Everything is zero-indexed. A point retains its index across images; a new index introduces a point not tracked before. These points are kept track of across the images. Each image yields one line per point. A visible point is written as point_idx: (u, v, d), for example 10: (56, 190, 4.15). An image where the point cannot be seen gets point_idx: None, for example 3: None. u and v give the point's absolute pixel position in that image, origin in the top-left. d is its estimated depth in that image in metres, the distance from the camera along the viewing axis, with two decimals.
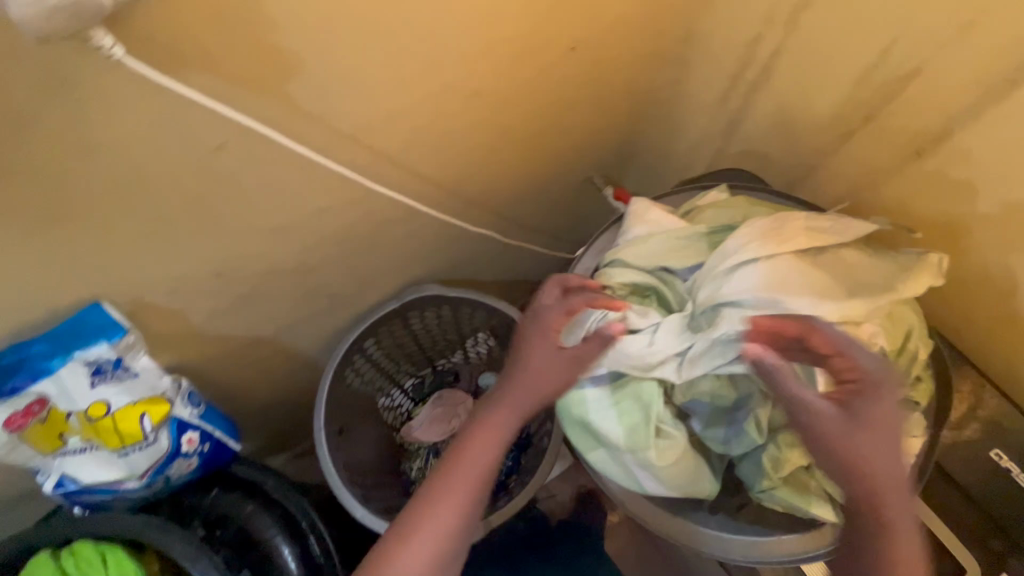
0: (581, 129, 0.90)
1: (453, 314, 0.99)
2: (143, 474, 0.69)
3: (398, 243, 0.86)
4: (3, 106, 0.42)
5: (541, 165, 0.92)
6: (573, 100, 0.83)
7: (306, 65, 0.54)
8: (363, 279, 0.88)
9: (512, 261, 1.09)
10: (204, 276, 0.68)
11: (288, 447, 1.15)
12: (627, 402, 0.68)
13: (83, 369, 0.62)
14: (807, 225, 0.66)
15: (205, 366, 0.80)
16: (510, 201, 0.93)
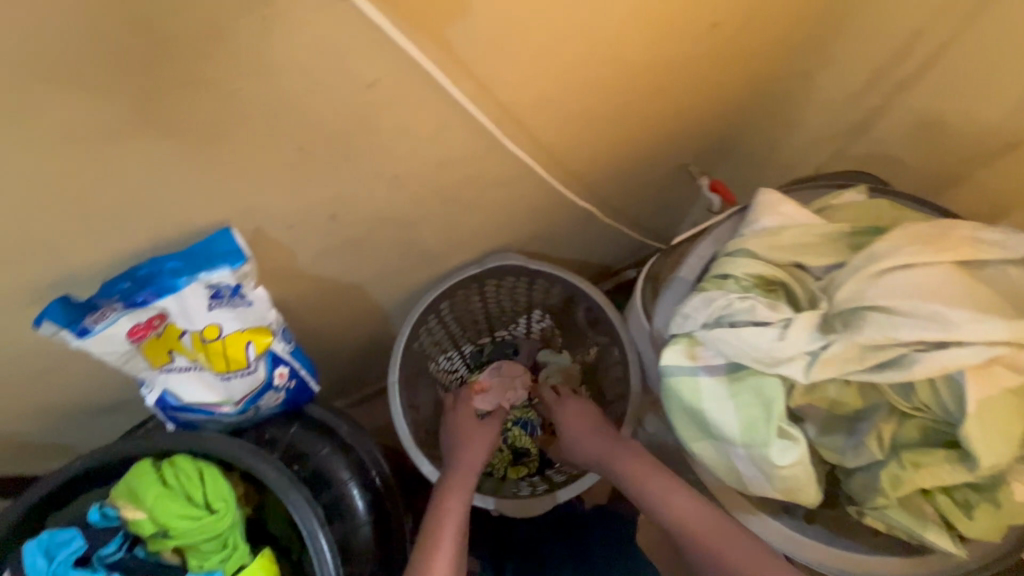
0: (694, 105, 0.86)
1: (527, 286, 1.09)
2: (239, 401, 0.71)
3: (491, 207, 0.86)
4: (197, 16, 0.40)
5: (655, 133, 0.90)
6: (693, 78, 0.80)
7: (474, 8, 0.51)
8: (457, 236, 0.89)
9: (575, 234, 1.11)
10: (320, 216, 0.66)
11: (350, 390, 1.17)
12: (744, 395, 0.54)
13: (204, 291, 0.61)
14: (970, 235, 0.55)
15: (303, 303, 0.83)
16: (601, 170, 0.92)
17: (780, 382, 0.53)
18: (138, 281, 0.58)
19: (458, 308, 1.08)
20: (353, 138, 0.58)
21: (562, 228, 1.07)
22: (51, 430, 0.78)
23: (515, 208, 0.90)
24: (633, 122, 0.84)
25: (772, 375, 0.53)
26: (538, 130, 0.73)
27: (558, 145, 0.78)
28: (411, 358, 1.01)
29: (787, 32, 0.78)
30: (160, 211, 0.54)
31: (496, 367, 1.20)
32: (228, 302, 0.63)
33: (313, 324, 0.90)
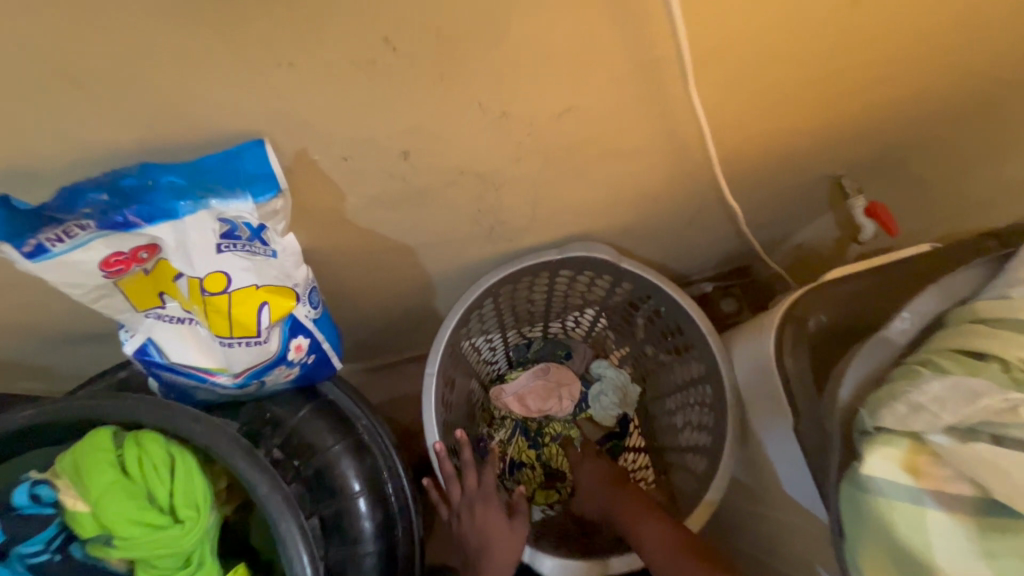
0: (902, 97, 0.64)
1: (607, 286, 0.89)
2: (238, 374, 0.54)
3: (601, 182, 0.66)
4: None
5: (827, 132, 0.68)
6: (928, 58, 0.57)
7: None
8: (544, 214, 0.70)
9: (677, 235, 0.90)
10: (392, 151, 0.48)
11: (371, 360, 0.99)
12: (1008, 557, 0.38)
13: (213, 226, 0.44)
14: None
15: (339, 260, 0.65)
16: (742, 166, 0.71)
17: None
18: (119, 195, 0.40)
19: (518, 294, 0.88)
20: (471, 42, 0.39)
21: (664, 225, 0.86)
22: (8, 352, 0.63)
23: (623, 191, 0.70)
24: (812, 112, 0.63)
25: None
26: (702, 91, 0.52)
27: (714, 120, 0.57)
28: (455, 348, 0.82)
29: None
30: (171, 95, 0.35)
31: (543, 369, 1.04)
32: (243, 248, 0.45)
33: (345, 287, 0.73)
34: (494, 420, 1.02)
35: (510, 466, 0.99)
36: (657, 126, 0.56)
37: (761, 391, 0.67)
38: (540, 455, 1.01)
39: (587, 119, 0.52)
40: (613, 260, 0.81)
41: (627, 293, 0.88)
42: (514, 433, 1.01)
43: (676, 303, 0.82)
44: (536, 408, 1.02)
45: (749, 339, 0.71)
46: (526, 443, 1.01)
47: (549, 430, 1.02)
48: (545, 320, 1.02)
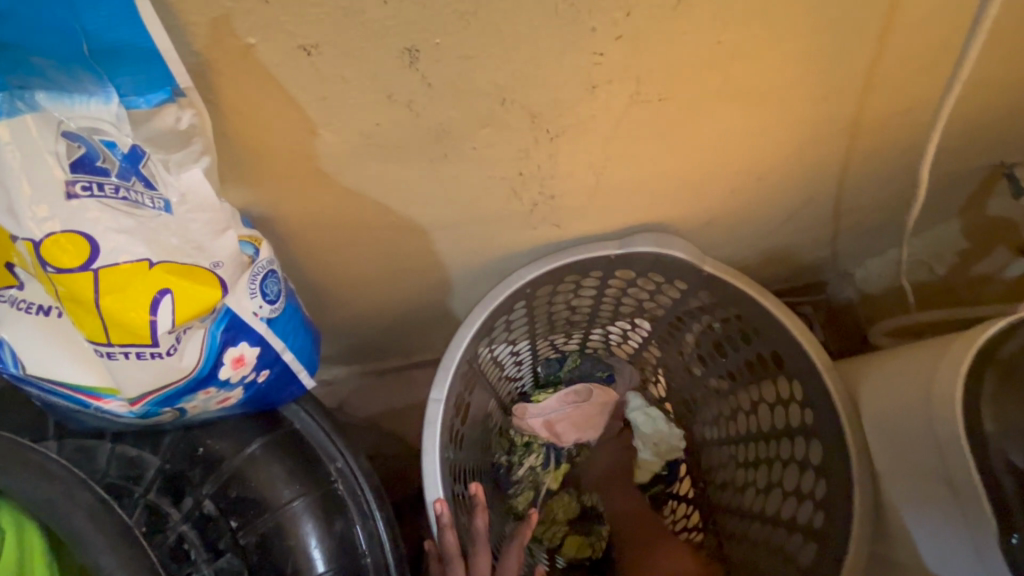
0: None
1: (676, 296, 0.67)
2: (139, 399, 0.35)
3: (697, 145, 0.46)
4: None
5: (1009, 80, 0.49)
6: None
7: None
8: (607, 191, 0.50)
9: (772, 237, 0.69)
10: (395, 47, 0.29)
11: (363, 364, 0.79)
12: None
13: (58, 148, 0.25)
14: None
15: (317, 240, 0.47)
16: (886, 132, 0.51)
17: None
18: None
19: (558, 298, 0.67)
20: None
21: (761, 223, 0.65)
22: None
23: (722, 164, 0.50)
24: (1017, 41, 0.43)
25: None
26: None
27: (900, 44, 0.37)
28: (472, 366, 0.62)
29: None
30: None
31: (578, 392, 0.80)
32: (118, 194, 0.27)
33: (330, 277, 0.54)
34: (512, 448, 0.79)
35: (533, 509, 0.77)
36: (809, 39, 0.36)
37: (920, 468, 0.45)
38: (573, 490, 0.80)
39: (718, 7, 0.32)
40: (692, 261, 0.59)
41: (704, 307, 0.65)
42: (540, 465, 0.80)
43: (778, 327, 0.59)
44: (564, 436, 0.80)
45: (897, 387, 0.49)
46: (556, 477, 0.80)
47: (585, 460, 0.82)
48: (586, 334, 0.80)
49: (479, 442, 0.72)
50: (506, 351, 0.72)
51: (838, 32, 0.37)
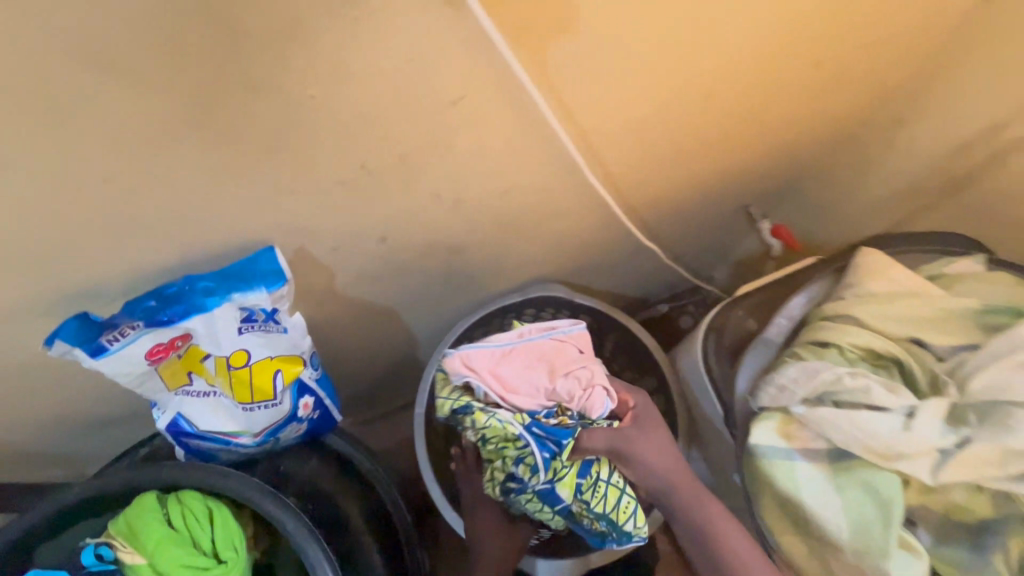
0: (775, 147, 0.79)
1: None
2: (258, 433, 0.63)
3: (543, 238, 0.78)
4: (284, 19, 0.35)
5: (725, 174, 0.81)
6: (783, 116, 0.72)
7: (579, 28, 0.45)
8: (503, 262, 0.81)
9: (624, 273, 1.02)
10: (367, 236, 0.60)
11: (360, 412, 1.06)
12: (855, 491, 0.49)
13: (236, 313, 0.55)
14: None
15: (328, 328, 0.76)
16: None
17: (897, 478, 0.47)
18: (164, 300, 0.52)
19: None
20: (421, 154, 0.51)
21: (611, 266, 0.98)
22: (56, 444, 0.71)
23: (564, 243, 0.83)
24: (707, 162, 0.76)
25: (888, 469, 0.48)
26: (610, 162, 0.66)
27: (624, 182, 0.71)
28: None
29: (886, 78, 0.71)
30: (207, 218, 0.48)
31: (558, 329, 0.59)
32: (260, 327, 0.57)
33: (337, 350, 0.83)
34: None
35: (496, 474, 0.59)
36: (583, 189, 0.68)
37: None
38: (581, 507, 0.56)
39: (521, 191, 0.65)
40: (567, 296, 0.92)
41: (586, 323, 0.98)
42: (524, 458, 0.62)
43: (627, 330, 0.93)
44: (552, 395, 0.55)
45: None
46: (548, 485, 0.54)
47: (601, 466, 0.55)
48: None
49: None
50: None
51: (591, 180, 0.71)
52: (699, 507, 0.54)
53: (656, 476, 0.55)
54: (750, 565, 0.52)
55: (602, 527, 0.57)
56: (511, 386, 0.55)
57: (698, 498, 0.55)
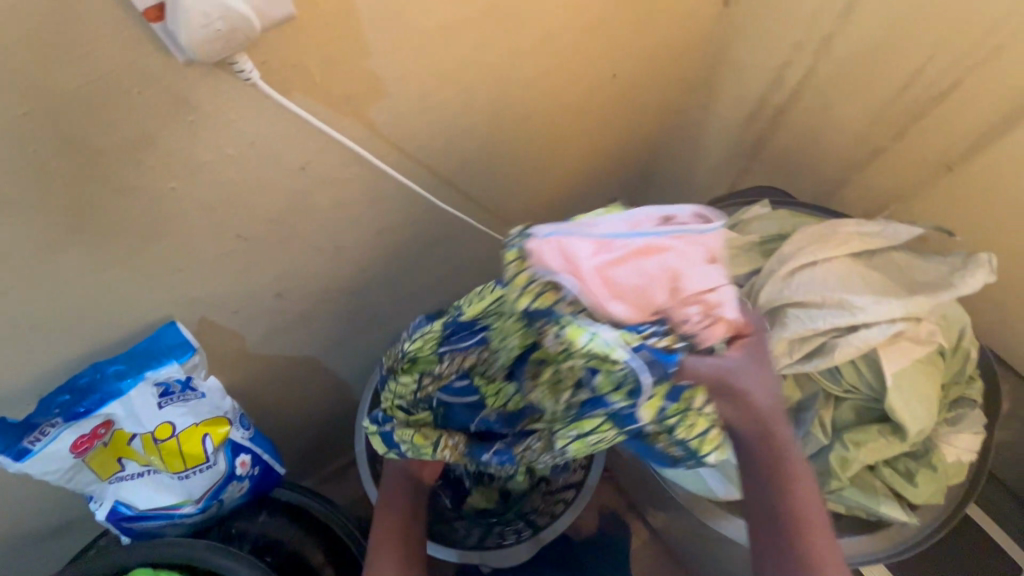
0: (616, 147, 0.91)
1: None
2: (200, 498, 0.67)
3: (438, 264, 0.86)
4: (129, 131, 0.43)
5: (585, 177, 0.92)
6: (610, 121, 0.85)
7: (390, 89, 0.54)
8: (408, 294, 0.87)
9: None
10: (265, 293, 0.66)
11: (318, 469, 1.10)
12: None
13: (152, 390, 0.60)
14: (860, 230, 0.63)
15: (255, 390, 0.81)
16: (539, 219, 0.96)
17: None
18: (78, 392, 0.57)
19: None
20: (290, 215, 0.59)
21: None
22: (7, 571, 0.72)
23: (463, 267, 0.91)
24: (562, 171, 0.87)
25: None
26: (471, 186, 0.75)
27: (492, 202, 0.81)
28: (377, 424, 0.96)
29: (680, 73, 0.85)
30: (105, 311, 0.54)
31: (681, 229, 0.47)
32: (179, 398, 0.61)
33: (273, 411, 0.87)
34: None
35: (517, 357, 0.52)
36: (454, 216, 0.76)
37: None
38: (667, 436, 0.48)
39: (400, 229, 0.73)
40: None
41: None
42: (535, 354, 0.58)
43: None
44: (662, 311, 0.46)
45: None
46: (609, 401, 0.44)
47: (697, 397, 0.46)
48: None
49: None
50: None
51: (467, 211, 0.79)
52: (776, 465, 0.44)
53: (752, 427, 0.45)
54: (812, 524, 0.41)
55: (676, 453, 0.51)
56: (618, 292, 0.45)
57: (779, 450, 0.44)
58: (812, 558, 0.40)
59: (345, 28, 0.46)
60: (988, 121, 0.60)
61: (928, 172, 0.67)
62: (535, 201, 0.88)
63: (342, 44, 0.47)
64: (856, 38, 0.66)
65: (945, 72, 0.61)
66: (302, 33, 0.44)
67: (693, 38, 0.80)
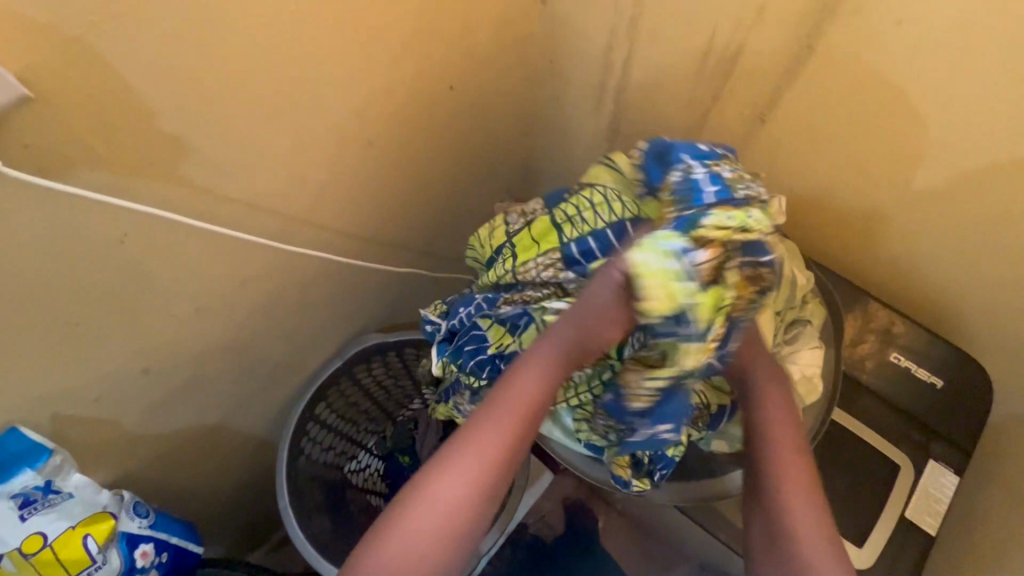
0: (481, 152, 0.91)
1: (400, 360, 0.97)
2: None
3: (326, 303, 0.83)
4: None
5: (461, 186, 0.93)
6: (467, 130, 0.85)
7: (195, 145, 0.53)
8: (302, 341, 0.84)
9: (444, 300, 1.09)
10: (129, 375, 0.63)
11: (264, 533, 1.06)
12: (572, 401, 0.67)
13: (9, 505, 0.56)
14: None
15: (154, 475, 0.77)
16: (431, 236, 0.94)
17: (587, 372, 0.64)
18: None
19: (340, 408, 0.98)
20: (125, 291, 0.56)
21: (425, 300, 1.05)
22: None
23: (356, 301, 0.88)
24: (432, 186, 0.86)
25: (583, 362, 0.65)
26: (333, 220, 0.73)
27: (362, 230, 0.79)
28: (304, 478, 0.93)
29: (524, 70, 0.87)
30: None
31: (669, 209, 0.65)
32: (44, 504, 0.58)
33: (184, 490, 0.83)
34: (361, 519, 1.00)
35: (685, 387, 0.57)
36: (324, 253, 0.75)
37: None
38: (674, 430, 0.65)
39: (266, 279, 0.71)
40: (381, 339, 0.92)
41: (417, 357, 0.97)
42: (537, 295, 0.65)
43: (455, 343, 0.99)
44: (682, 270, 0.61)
45: None
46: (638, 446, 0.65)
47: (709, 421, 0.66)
48: (385, 411, 1.09)
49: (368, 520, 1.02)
50: (334, 457, 1.01)
51: (338, 245, 0.77)
52: (783, 469, 0.59)
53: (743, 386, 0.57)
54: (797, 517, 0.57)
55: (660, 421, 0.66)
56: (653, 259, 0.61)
57: (773, 441, 0.60)
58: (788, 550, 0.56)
59: (114, 93, 0.45)
60: (783, 69, 0.65)
61: (747, 124, 0.73)
62: (411, 220, 0.87)
63: (116, 111, 0.46)
64: (657, 16, 0.69)
65: (732, 34, 0.65)
66: (59, 111, 0.43)
67: (523, 38, 0.82)
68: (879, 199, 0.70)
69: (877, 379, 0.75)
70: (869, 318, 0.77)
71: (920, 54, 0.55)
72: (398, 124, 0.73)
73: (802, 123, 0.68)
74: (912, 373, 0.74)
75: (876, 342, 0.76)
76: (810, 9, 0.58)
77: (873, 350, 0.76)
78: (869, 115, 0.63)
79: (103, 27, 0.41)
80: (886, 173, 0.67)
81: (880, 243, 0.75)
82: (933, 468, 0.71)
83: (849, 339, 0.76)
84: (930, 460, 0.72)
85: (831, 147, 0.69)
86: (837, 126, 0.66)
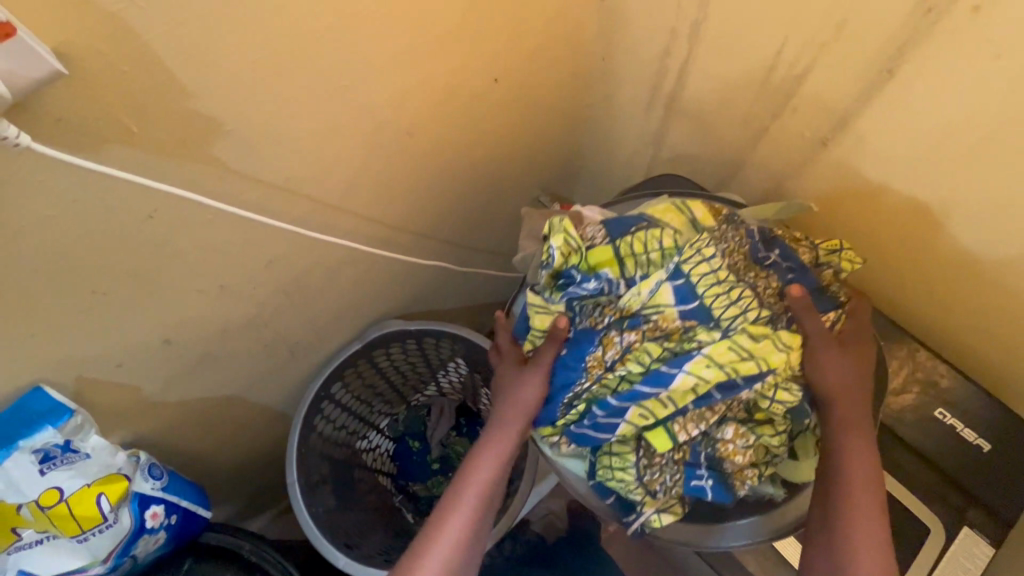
0: (521, 146, 0.88)
1: (419, 348, 0.96)
2: (108, 558, 0.66)
3: (350, 287, 0.83)
4: None
5: (499, 179, 0.90)
6: (509, 125, 0.82)
7: (228, 126, 0.52)
8: (325, 321, 0.85)
9: (472, 291, 1.08)
10: (151, 345, 0.64)
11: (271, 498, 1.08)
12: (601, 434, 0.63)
13: (30, 458, 0.59)
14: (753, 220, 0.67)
15: (170, 438, 0.79)
16: (463, 228, 0.92)
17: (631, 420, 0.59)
18: None
19: (357, 388, 0.98)
20: (149, 265, 0.57)
21: (451, 291, 1.03)
22: None
23: (381, 288, 0.88)
24: (467, 180, 0.84)
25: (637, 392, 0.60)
26: (364, 207, 0.72)
27: (393, 217, 0.77)
28: (317, 453, 0.94)
29: (574, 66, 0.82)
30: None
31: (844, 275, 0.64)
32: (61, 463, 0.61)
33: (198, 454, 0.86)
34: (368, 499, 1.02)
35: (730, 481, 0.62)
36: (351, 240, 0.74)
37: None
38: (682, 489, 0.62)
39: (292, 262, 0.70)
40: (402, 326, 0.91)
41: (436, 346, 0.96)
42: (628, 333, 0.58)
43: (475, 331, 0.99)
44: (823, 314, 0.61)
45: None
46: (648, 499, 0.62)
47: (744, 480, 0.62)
48: (401, 395, 1.09)
49: (376, 501, 1.03)
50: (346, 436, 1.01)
51: (366, 231, 0.76)
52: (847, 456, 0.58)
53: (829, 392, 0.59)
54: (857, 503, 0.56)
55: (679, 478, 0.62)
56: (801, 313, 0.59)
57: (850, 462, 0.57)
58: (836, 542, 0.55)
59: (149, 72, 0.44)
60: (856, 92, 0.59)
61: (809, 146, 0.68)
62: (444, 213, 0.85)
63: (147, 87, 0.45)
64: (720, 23, 0.64)
65: (802, 50, 0.60)
66: (90, 88, 0.43)
67: (576, 34, 0.78)
68: (946, 242, 0.64)
69: (919, 433, 0.70)
70: (916, 367, 0.71)
71: (1012, 93, 0.50)
72: (438, 114, 0.70)
73: (872, 152, 0.63)
74: (956, 431, 0.69)
75: (920, 394, 0.70)
76: (894, 29, 0.52)
77: (915, 404, 0.70)
78: (947, 151, 0.57)
79: (142, 6, 0.41)
80: (957, 216, 0.61)
81: (943, 290, 0.69)
82: (967, 535, 0.66)
83: (891, 386, 0.71)
84: (965, 527, 0.67)
85: (900, 179, 0.63)
86: (908, 160, 0.61)
